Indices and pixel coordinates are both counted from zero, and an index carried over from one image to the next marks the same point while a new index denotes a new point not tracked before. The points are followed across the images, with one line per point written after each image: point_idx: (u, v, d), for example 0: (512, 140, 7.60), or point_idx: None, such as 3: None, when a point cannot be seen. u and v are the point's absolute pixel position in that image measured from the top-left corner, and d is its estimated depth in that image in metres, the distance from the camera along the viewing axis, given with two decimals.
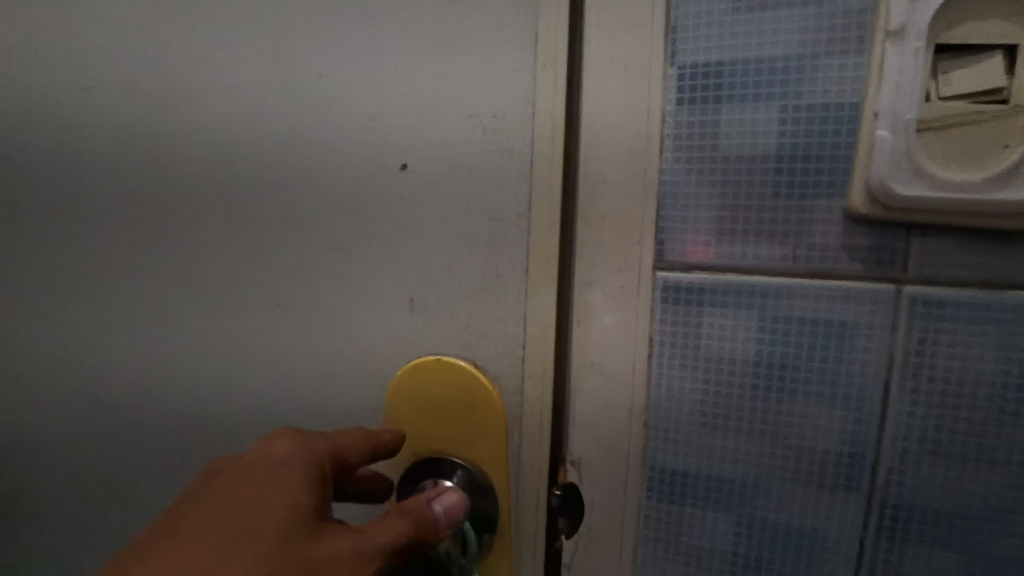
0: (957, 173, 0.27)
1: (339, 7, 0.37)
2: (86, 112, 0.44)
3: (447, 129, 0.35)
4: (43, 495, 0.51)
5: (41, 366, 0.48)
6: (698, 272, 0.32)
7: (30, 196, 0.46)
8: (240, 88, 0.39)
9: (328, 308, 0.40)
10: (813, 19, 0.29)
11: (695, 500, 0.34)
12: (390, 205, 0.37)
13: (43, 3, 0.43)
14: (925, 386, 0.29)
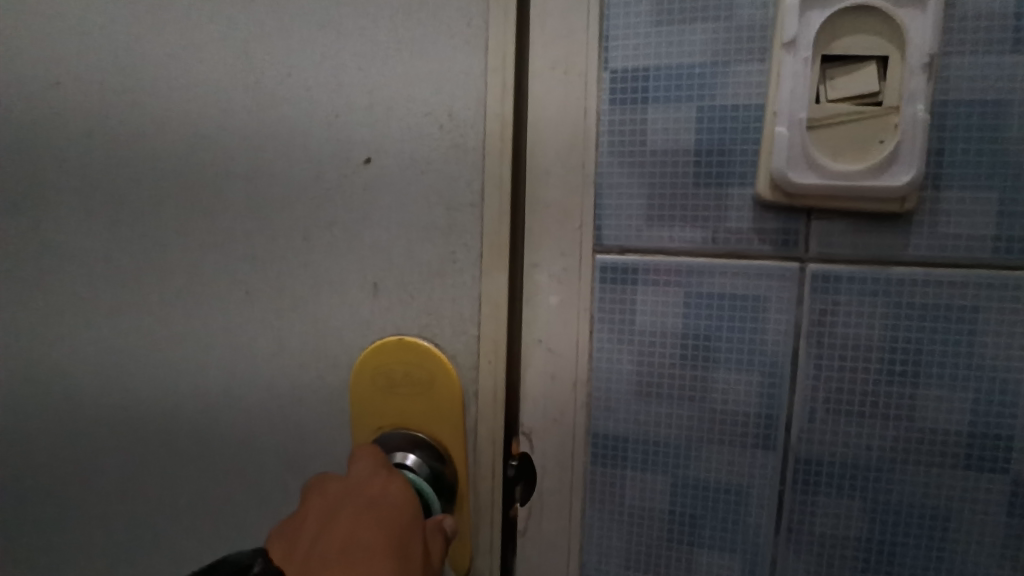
0: (842, 164, 0.31)
1: (313, 22, 0.41)
2: (69, 111, 0.46)
3: (409, 129, 0.40)
4: (20, 480, 0.52)
5: (23, 353, 0.50)
6: (632, 254, 0.36)
7: (11, 191, 0.48)
8: (220, 91, 0.43)
9: (303, 292, 0.44)
10: (722, 31, 0.34)
11: (635, 464, 0.37)
12: (358, 197, 0.41)
13: (28, 11, 0.46)
14: (827, 351, 0.34)
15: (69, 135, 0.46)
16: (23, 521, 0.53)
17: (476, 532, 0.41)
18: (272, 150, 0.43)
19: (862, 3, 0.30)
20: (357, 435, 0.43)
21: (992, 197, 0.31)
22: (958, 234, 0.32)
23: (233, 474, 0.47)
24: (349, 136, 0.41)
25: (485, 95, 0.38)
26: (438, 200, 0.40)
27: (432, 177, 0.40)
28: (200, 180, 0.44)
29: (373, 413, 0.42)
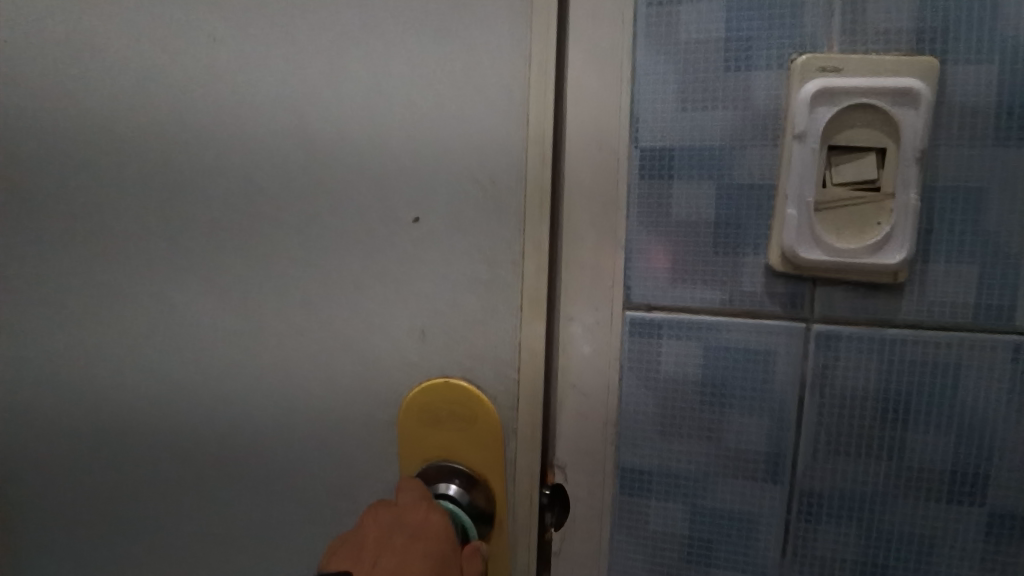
0: (844, 242, 0.36)
1: (364, 89, 0.45)
2: (130, 163, 0.50)
3: (455, 192, 0.44)
4: (86, 496, 0.57)
5: (87, 383, 0.54)
6: (657, 311, 0.41)
7: (74, 234, 0.52)
8: (276, 150, 0.47)
9: (353, 335, 0.48)
10: (740, 118, 0.38)
11: (658, 495, 0.42)
12: (406, 251, 0.45)
13: (90, 68, 0.49)
14: (828, 399, 0.39)
15: (131, 187, 0.50)
16: (91, 532, 0.58)
17: (513, 554, 0.46)
18: (326, 206, 0.47)
19: (864, 102, 0.35)
20: (403, 465, 0.48)
21: (973, 270, 0.36)
22: (943, 301, 0.37)
23: (287, 496, 0.52)
24: (398, 196, 0.45)
25: (525, 164, 0.42)
26: (480, 257, 0.44)
27: (475, 236, 0.44)
28: (258, 231, 0.49)
29: (418, 446, 0.47)
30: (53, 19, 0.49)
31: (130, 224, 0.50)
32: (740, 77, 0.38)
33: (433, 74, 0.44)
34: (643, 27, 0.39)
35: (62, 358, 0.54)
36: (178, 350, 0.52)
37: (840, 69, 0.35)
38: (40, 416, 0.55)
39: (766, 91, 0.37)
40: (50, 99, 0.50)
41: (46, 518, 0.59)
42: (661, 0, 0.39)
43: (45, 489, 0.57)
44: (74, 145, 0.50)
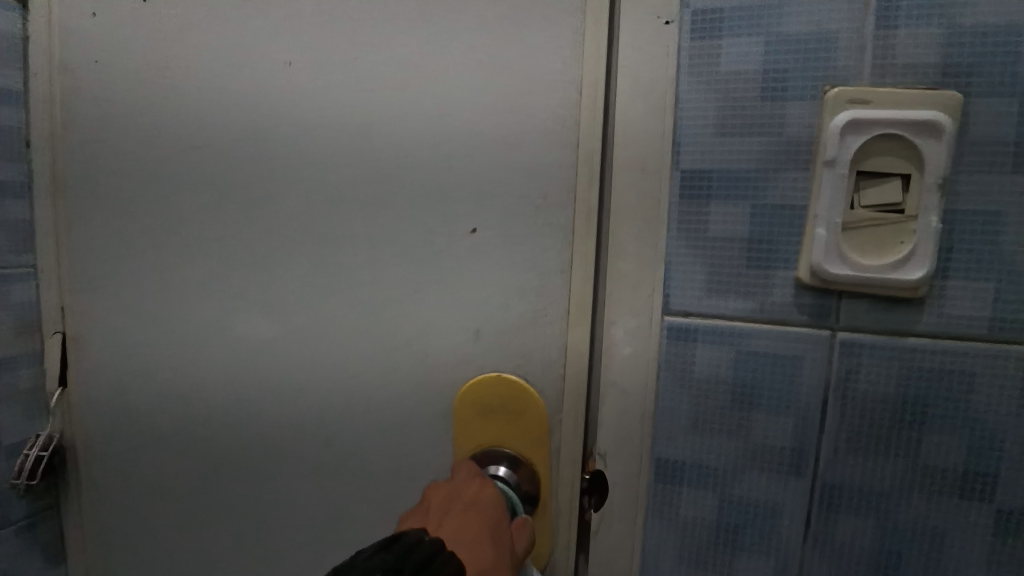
0: (868, 259, 0.39)
1: (427, 113, 0.50)
2: (226, 176, 0.57)
3: (508, 207, 0.49)
4: (179, 464, 0.66)
5: (186, 365, 0.63)
6: (693, 317, 0.45)
7: (178, 237, 0.60)
8: (349, 166, 0.53)
9: (412, 333, 0.53)
10: (774, 144, 0.42)
11: (690, 483, 0.46)
12: (463, 259, 0.50)
13: (197, 96, 0.57)
14: (850, 401, 0.42)
15: (224, 198, 0.58)
16: (181, 497, 0.67)
17: (555, 531, 0.51)
18: (391, 216, 0.52)
19: (890, 132, 0.38)
20: (455, 450, 0.53)
21: (990, 286, 0.39)
22: (960, 314, 0.40)
23: (349, 475, 0.58)
24: (457, 209, 0.50)
25: (574, 183, 0.47)
26: (531, 265, 0.49)
27: (526, 246, 0.49)
28: (330, 238, 0.54)
29: (470, 434, 0.52)
30: (172, 56, 0.58)
31: (224, 230, 0.58)
32: (775, 107, 0.41)
33: (491, 99, 0.48)
34: (686, 59, 0.43)
35: (166, 343, 0.63)
36: (257, 342, 0.59)
37: (869, 101, 0.39)
38: (150, 391, 0.65)
39: (799, 120, 0.41)
40: (168, 123, 0.59)
41: (147, 481, 0.68)
42: (702, 36, 0.43)
43: (150, 454, 0.67)
44: (182, 161, 0.59)
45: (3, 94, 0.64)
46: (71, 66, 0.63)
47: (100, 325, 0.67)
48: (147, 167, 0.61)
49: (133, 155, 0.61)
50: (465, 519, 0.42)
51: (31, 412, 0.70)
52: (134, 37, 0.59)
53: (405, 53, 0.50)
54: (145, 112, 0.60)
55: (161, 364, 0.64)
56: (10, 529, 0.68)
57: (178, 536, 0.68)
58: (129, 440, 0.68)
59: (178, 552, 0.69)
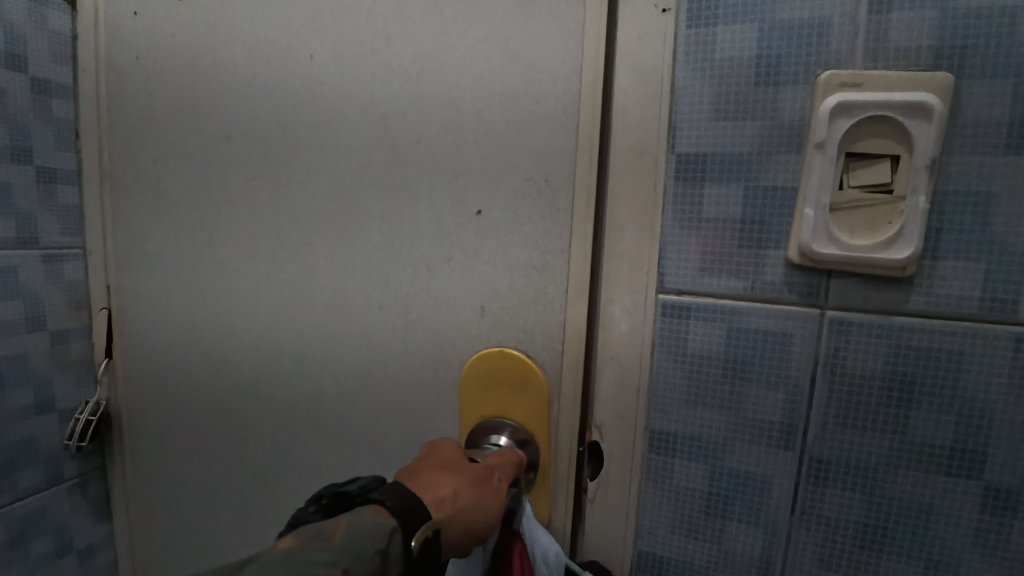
0: (856, 240, 0.40)
1: (436, 101, 0.53)
2: (253, 163, 0.62)
3: (511, 190, 0.51)
4: (210, 431, 0.71)
5: (217, 339, 0.68)
6: (688, 296, 0.46)
7: (210, 220, 0.65)
8: (364, 153, 0.57)
9: (422, 309, 0.56)
10: (767, 128, 0.43)
11: (683, 455, 0.49)
12: (469, 240, 0.53)
13: (227, 88, 0.62)
14: (839, 379, 0.44)
15: (251, 184, 0.62)
16: (211, 461, 0.72)
17: (554, 497, 0.54)
18: (403, 200, 0.55)
19: (880, 114, 0.39)
20: (461, 419, 0.56)
21: (981, 267, 0.40)
22: (949, 294, 0.41)
23: (364, 444, 0.62)
24: (464, 193, 0.53)
25: (573, 166, 0.49)
26: (533, 246, 0.51)
27: (528, 227, 0.51)
28: (348, 221, 0.58)
29: (475, 405, 0.55)
30: (205, 51, 0.62)
31: (251, 213, 0.63)
32: (768, 92, 0.43)
33: (497, 88, 0.51)
34: (683, 46, 0.45)
35: (199, 318, 0.68)
36: (281, 318, 0.63)
37: (860, 84, 0.40)
38: (185, 362, 0.71)
39: (792, 104, 0.42)
40: (201, 113, 0.64)
41: (182, 446, 0.74)
42: (699, 24, 0.44)
43: (184, 421, 0.73)
44: (214, 150, 0.64)
45: (58, 89, 0.70)
46: (116, 64, 0.69)
47: (141, 302, 0.73)
48: (182, 156, 0.66)
49: (170, 145, 0.67)
50: (419, 464, 0.43)
51: (82, 380, 0.77)
52: (171, 35, 0.64)
53: (417, 45, 0.53)
54: (180, 104, 0.65)
55: (194, 338, 0.70)
56: (63, 486, 0.76)
57: (209, 497, 0.74)
58: (165, 407, 0.74)
59: (210, 512, 0.74)
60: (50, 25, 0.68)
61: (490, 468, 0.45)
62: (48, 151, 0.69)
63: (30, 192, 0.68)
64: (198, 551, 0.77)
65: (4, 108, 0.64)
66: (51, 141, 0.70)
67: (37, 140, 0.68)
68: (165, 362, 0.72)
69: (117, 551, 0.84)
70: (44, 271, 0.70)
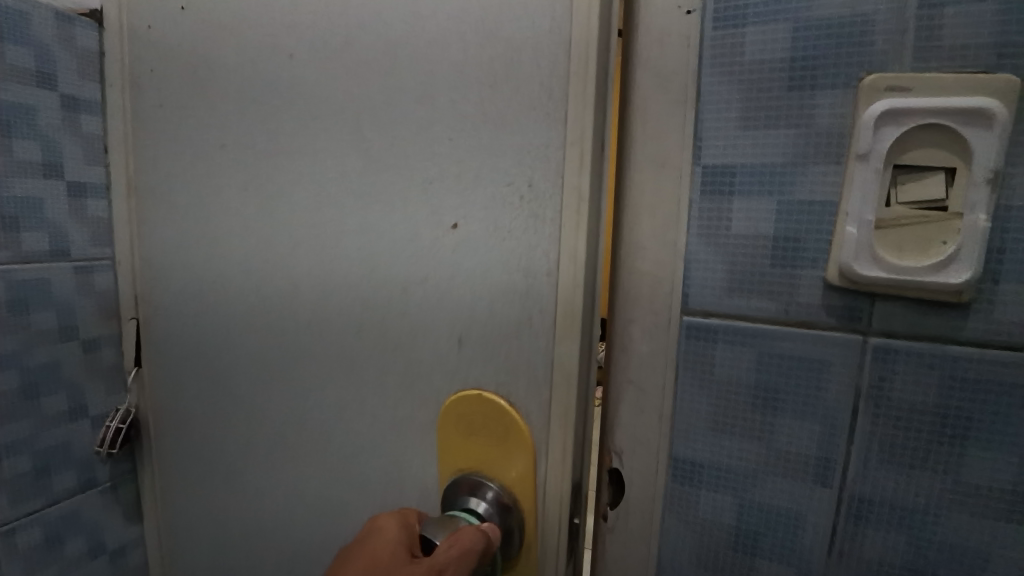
0: (905, 260, 0.36)
1: (439, 108, 0.50)
2: (260, 174, 0.61)
3: (511, 202, 0.49)
4: (225, 443, 0.71)
5: (229, 352, 0.67)
6: (713, 318, 0.43)
7: (221, 232, 0.65)
8: (367, 163, 0.54)
9: (422, 325, 0.54)
10: (803, 137, 0.39)
11: (709, 486, 0.45)
12: (470, 253, 0.50)
13: (238, 98, 0.61)
14: (884, 411, 0.40)
15: (257, 196, 0.61)
16: (228, 472, 0.72)
17: (542, 553, 0.54)
18: (410, 212, 0.53)
19: (932, 122, 0.35)
20: (441, 467, 0.56)
21: None
22: (1014, 321, 0.36)
23: (373, 464, 0.60)
24: (472, 204, 0.50)
25: (565, 170, 0.46)
26: (546, 262, 0.48)
27: (528, 241, 0.48)
28: (355, 233, 0.56)
29: (456, 453, 0.55)
30: (217, 63, 0.62)
31: (257, 226, 0.62)
32: (803, 98, 0.39)
33: (505, 92, 0.48)
34: (708, 48, 0.41)
35: (213, 330, 0.68)
36: (291, 331, 0.62)
37: (909, 88, 0.36)
38: (201, 373, 0.71)
39: (830, 110, 0.38)
40: (213, 124, 0.63)
41: (202, 455, 0.75)
42: (726, 25, 0.41)
43: (202, 430, 0.73)
44: (224, 161, 0.63)
45: (86, 104, 0.71)
46: (139, 78, 0.70)
47: (163, 313, 0.73)
48: (194, 169, 0.66)
49: (185, 157, 0.67)
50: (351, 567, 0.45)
51: (112, 388, 0.79)
52: (185, 48, 0.64)
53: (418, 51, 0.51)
54: (194, 116, 0.65)
55: (208, 349, 0.70)
56: (96, 489, 0.78)
57: (225, 508, 0.74)
58: (186, 415, 0.75)
59: (225, 522, 0.75)
60: (78, 43, 0.69)
61: (440, 564, 0.44)
62: (77, 165, 0.71)
63: (62, 206, 0.69)
64: (219, 560, 0.78)
65: (35, 126, 0.66)
66: (80, 155, 0.71)
67: (66, 156, 0.69)
68: (187, 373, 0.73)
69: (147, 552, 0.86)
70: (75, 282, 0.72)
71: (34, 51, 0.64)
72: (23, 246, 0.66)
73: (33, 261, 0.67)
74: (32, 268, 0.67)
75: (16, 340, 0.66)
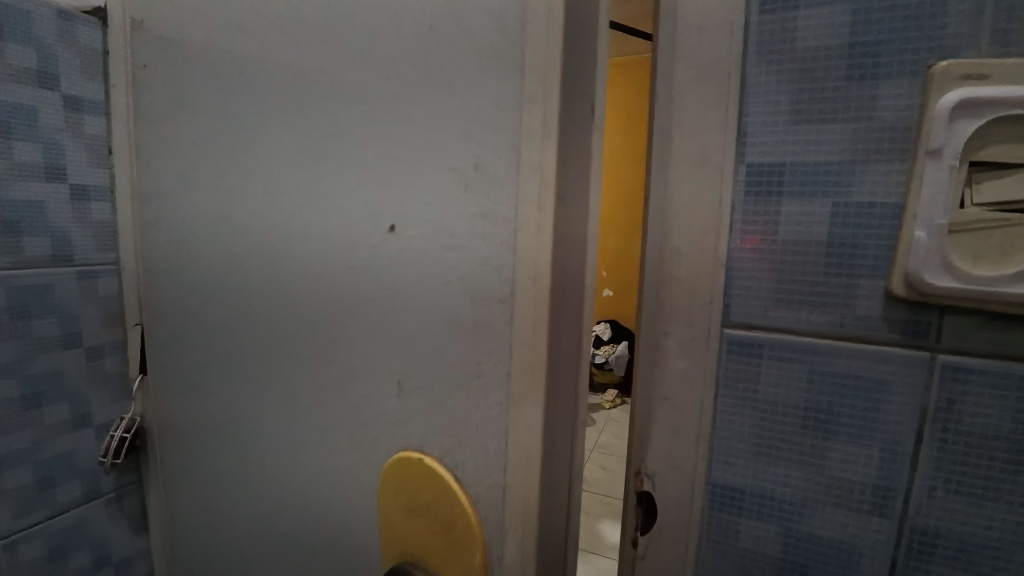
0: (983, 270, 0.32)
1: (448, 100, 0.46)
2: (272, 176, 0.58)
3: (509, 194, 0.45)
4: (236, 451, 0.69)
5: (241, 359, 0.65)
6: (757, 331, 0.40)
7: (231, 236, 0.62)
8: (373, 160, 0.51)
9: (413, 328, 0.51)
10: (862, 131, 0.35)
11: (750, 514, 0.42)
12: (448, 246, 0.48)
13: (249, 96, 0.59)
14: (951, 437, 0.36)
15: (267, 198, 0.59)
16: (236, 483, 0.70)
17: None
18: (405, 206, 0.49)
19: (1014, 113, 0.31)
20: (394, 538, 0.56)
21: None
22: None
23: None
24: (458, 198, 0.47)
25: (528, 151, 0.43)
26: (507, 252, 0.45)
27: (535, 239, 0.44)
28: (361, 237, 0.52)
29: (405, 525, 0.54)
30: (228, 61, 0.60)
31: (268, 230, 0.59)
32: (862, 89, 0.35)
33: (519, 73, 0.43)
34: (754, 36, 0.38)
35: (226, 336, 0.66)
36: (302, 339, 0.59)
37: (987, 75, 0.32)
38: (213, 379, 0.69)
39: (894, 102, 0.34)
40: (225, 125, 0.61)
41: (212, 465, 0.72)
42: (776, 8, 0.37)
43: (213, 439, 0.71)
44: (237, 163, 0.61)
45: (89, 105, 0.69)
46: (147, 79, 0.68)
47: (174, 318, 0.72)
48: (205, 170, 0.64)
49: (195, 159, 0.64)
50: None
51: (117, 396, 0.76)
52: (197, 47, 0.62)
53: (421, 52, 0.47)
54: (206, 116, 0.63)
55: (221, 356, 0.68)
56: (101, 500, 0.75)
57: (234, 519, 0.71)
58: (198, 423, 0.73)
59: (233, 534, 0.72)
60: (81, 42, 0.67)
61: None
62: (80, 167, 0.68)
63: (64, 210, 0.67)
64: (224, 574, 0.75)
65: (36, 127, 0.63)
66: (83, 157, 0.69)
67: (68, 158, 0.67)
68: (196, 381, 0.71)
69: (154, 562, 0.83)
70: (78, 288, 0.69)
71: (36, 50, 0.62)
72: (24, 252, 0.63)
73: (35, 267, 0.64)
74: (33, 274, 0.64)
75: (17, 348, 0.63)
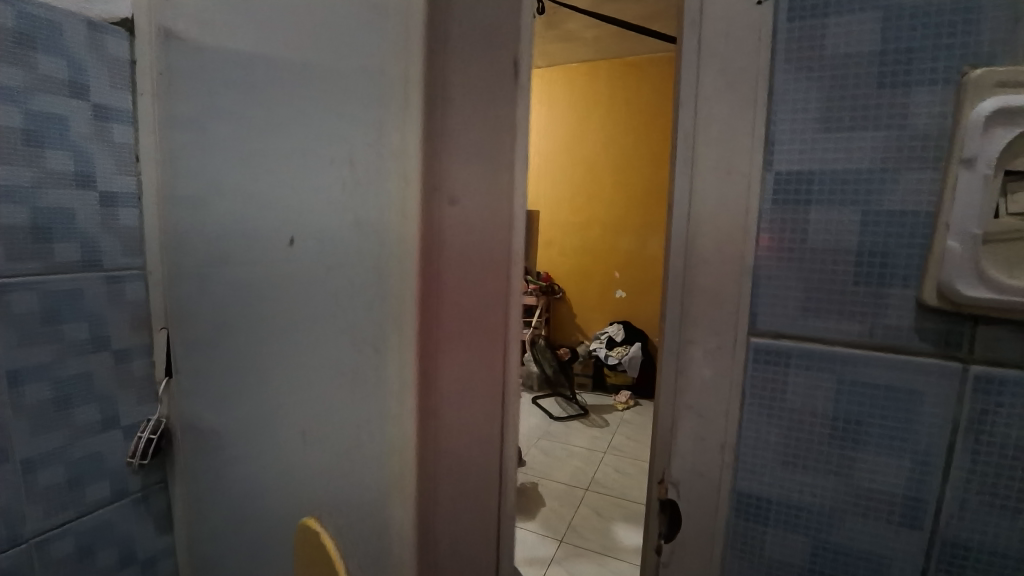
0: (1018, 280, 0.32)
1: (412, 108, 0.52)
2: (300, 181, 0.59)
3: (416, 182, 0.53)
4: (259, 452, 0.70)
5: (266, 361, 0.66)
6: (785, 340, 0.39)
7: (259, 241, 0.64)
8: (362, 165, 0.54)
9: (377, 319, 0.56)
10: (894, 139, 0.35)
11: (776, 523, 0.41)
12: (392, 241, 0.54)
13: (277, 104, 0.60)
14: (984, 448, 0.35)
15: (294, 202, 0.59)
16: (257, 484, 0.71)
17: None
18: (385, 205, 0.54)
19: None
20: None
21: None
22: None
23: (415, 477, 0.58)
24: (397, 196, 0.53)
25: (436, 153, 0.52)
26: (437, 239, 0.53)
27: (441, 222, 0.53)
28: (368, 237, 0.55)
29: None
30: (255, 69, 0.61)
31: (293, 234, 0.60)
32: (893, 96, 0.35)
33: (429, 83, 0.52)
34: (782, 43, 0.38)
35: (251, 338, 0.67)
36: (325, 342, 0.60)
37: None
38: (237, 380, 0.70)
39: (926, 110, 0.34)
40: (253, 131, 0.62)
41: (235, 465, 0.74)
42: (804, 15, 0.37)
43: (236, 440, 0.72)
44: (263, 168, 0.62)
45: (117, 113, 0.70)
46: (178, 87, 0.70)
47: (202, 321, 0.73)
48: (234, 177, 0.65)
49: (224, 166, 0.66)
50: None
51: (143, 397, 0.78)
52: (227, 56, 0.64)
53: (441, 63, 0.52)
54: (235, 124, 0.64)
55: (245, 358, 0.69)
56: (128, 500, 0.77)
57: (256, 520, 0.72)
58: (222, 423, 0.74)
59: (255, 535, 0.73)
60: (109, 52, 0.69)
61: None
62: (109, 174, 0.70)
63: (93, 216, 0.69)
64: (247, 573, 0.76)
65: (66, 137, 0.65)
66: (111, 164, 0.70)
67: (97, 165, 0.69)
68: (222, 383, 0.73)
69: (178, 561, 0.85)
70: (107, 292, 0.71)
71: (65, 61, 0.64)
72: (55, 256, 0.65)
73: (65, 272, 0.66)
74: (63, 279, 0.66)
75: (49, 351, 0.65)
